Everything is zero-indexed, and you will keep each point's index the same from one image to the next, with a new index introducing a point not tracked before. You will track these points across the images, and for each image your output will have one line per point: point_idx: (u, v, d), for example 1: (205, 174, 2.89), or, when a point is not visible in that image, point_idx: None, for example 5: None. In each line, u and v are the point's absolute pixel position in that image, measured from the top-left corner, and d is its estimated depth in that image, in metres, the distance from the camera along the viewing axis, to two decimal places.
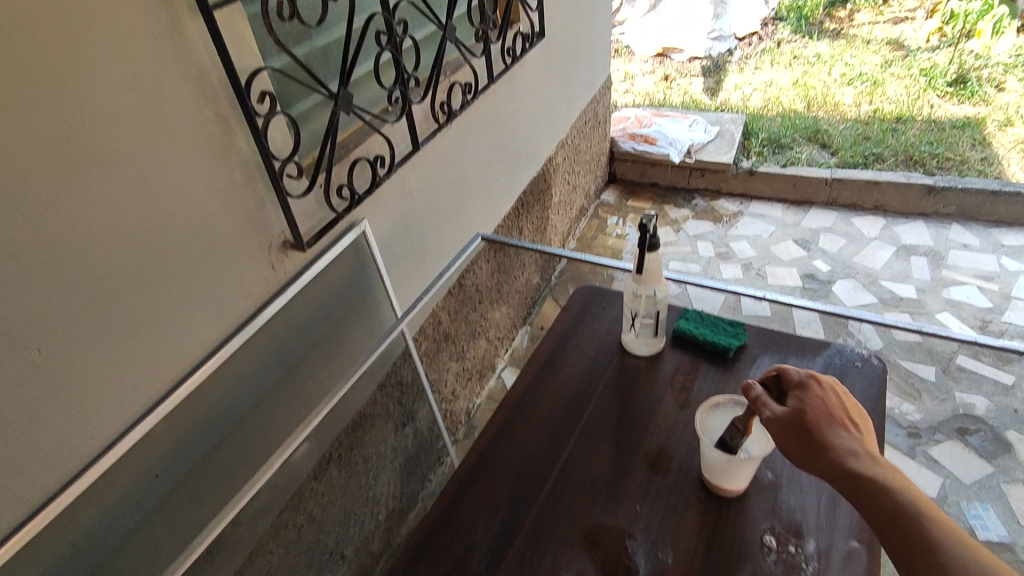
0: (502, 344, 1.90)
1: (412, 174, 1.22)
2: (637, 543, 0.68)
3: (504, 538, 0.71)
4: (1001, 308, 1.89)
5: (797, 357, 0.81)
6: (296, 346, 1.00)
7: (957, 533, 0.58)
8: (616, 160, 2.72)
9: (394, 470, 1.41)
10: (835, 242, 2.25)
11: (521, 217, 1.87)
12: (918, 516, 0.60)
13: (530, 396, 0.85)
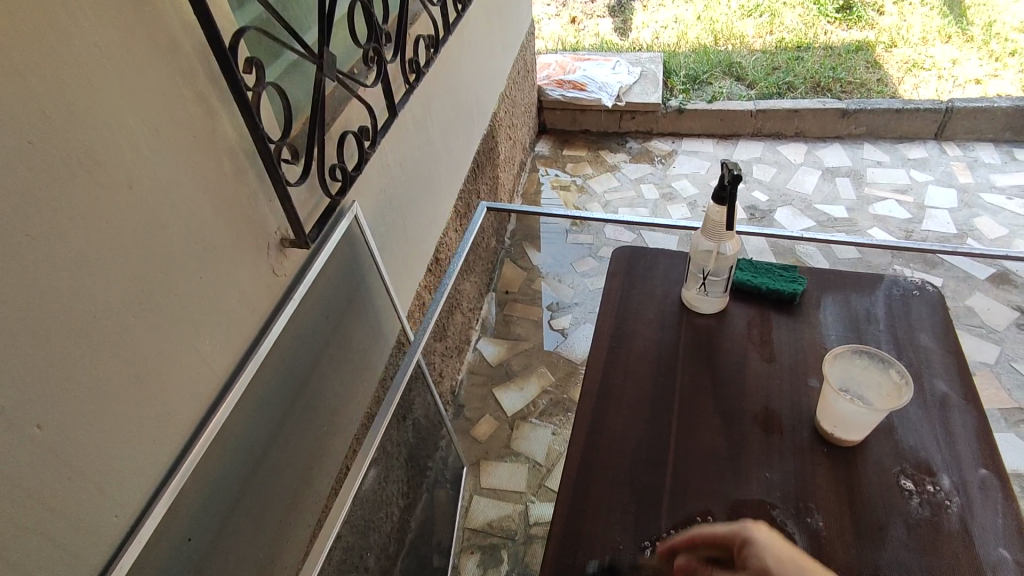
0: (474, 315, 1.82)
1: (388, 144, 1.09)
2: (782, 512, 0.63)
3: (647, 536, 0.63)
4: (919, 218, 2.06)
5: (859, 295, 0.83)
6: (308, 358, 0.87)
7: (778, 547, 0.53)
8: (545, 110, 2.66)
9: (404, 466, 1.29)
10: (767, 171, 2.35)
11: (478, 179, 1.77)
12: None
13: (611, 375, 0.77)
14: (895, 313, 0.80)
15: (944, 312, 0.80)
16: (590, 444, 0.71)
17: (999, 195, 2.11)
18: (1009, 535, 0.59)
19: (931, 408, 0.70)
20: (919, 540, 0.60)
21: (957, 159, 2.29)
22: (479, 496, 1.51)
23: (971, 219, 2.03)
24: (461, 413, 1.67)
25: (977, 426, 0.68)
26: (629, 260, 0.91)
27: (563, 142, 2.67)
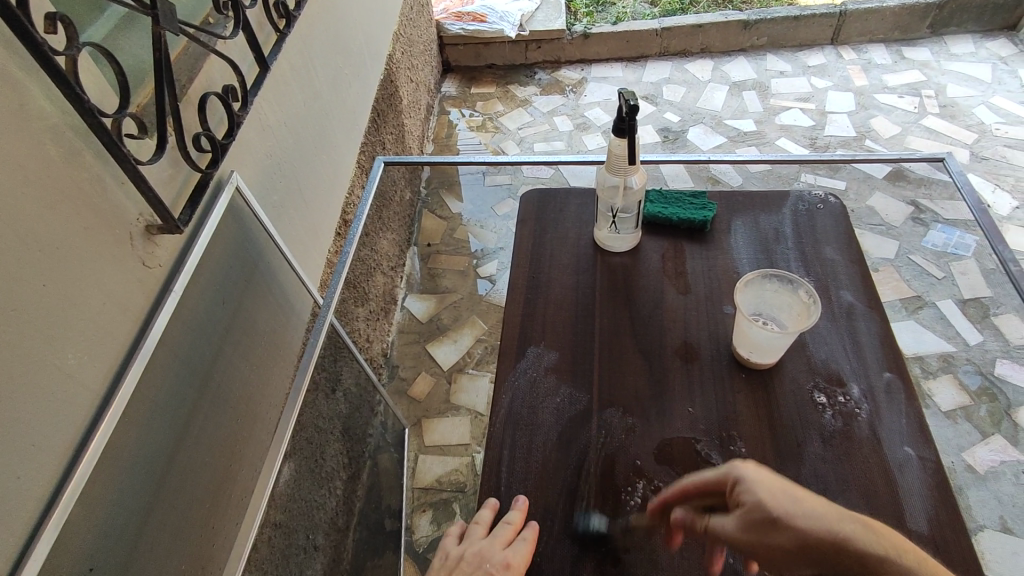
0: (397, 273, 1.76)
1: (264, 103, 0.97)
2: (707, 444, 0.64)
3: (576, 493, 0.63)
4: (822, 124, 2.12)
5: (767, 215, 0.83)
6: (206, 350, 0.79)
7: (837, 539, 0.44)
8: (447, 46, 2.53)
9: (340, 439, 1.25)
10: (676, 91, 2.33)
11: (381, 128, 1.66)
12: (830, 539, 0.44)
13: (528, 327, 0.75)
14: (802, 228, 0.81)
15: (846, 221, 0.82)
16: (513, 404, 0.69)
17: (892, 95, 2.19)
18: (911, 432, 0.62)
19: (839, 319, 0.72)
20: (833, 450, 0.62)
21: (853, 63, 2.35)
22: (424, 454, 1.50)
23: (869, 120, 2.11)
24: (396, 374, 1.63)
25: (881, 331, 0.70)
26: (537, 202, 0.88)
27: (471, 79, 2.55)
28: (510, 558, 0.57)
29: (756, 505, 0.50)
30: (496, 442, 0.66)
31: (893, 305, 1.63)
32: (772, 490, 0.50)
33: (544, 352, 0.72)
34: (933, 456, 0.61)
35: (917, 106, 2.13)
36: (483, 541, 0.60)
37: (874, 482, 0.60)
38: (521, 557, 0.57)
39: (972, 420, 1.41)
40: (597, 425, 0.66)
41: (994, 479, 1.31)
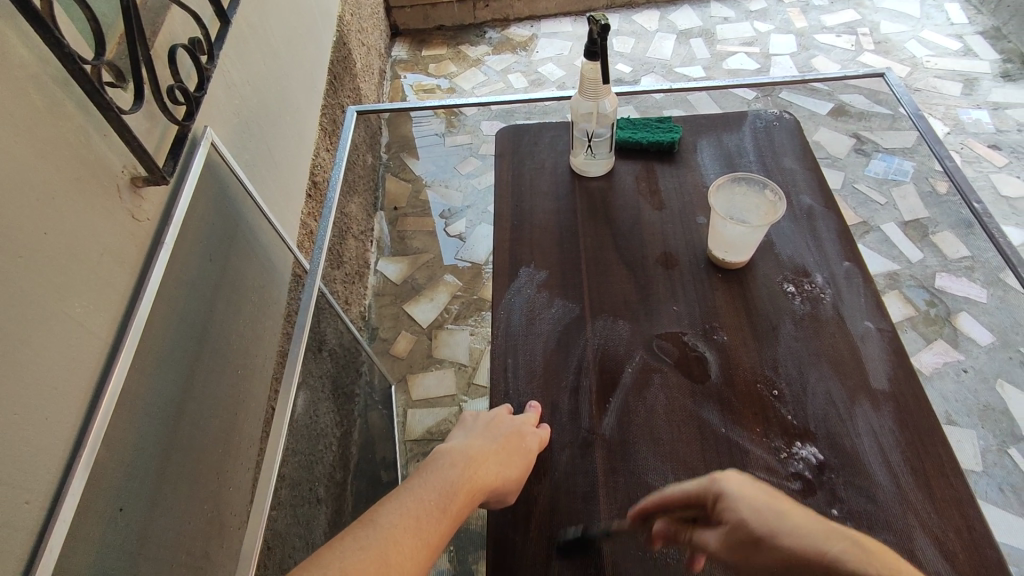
0: (367, 238, 1.76)
1: (228, 59, 0.97)
2: (693, 336, 0.70)
3: (579, 391, 0.67)
4: (767, 66, 2.19)
5: (729, 133, 0.88)
6: (201, 302, 0.81)
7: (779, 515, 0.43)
8: (393, 9, 2.49)
9: (330, 396, 1.27)
10: (626, 42, 2.37)
11: (338, 91, 1.64)
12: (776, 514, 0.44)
13: (517, 251, 0.78)
14: (761, 143, 0.87)
15: (800, 134, 0.88)
16: (511, 321, 0.73)
17: (830, 34, 2.28)
18: (871, 309, 0.70)
19: (800, 219, 0.78)
20: (805, 330, 0.69)
21: (792, 6, 2.43)
22: (413, 408, 1.54)
23: (810, 60, 2.20)
24: (376, 336, 1.65)
25: (839, 228, 0.77)
26: (512, 137, 0.90)
27: (420, 42, 2.52)
28: (537, 427, 0.64)
29: (738, 523, 0.43)
30: (500, 356, 0.70)
31: None
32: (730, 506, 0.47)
33: (535, 271, 0.76)
34: (890, 327, 0.68)
35: (854, 44, 2.23)
36: (507, 409, 0.65)
37: (841, 353, 0.67)
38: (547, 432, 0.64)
39: (917, 329, 1.53)
40: (591, 331, 0.71)
41: (939, 379, 1.44)
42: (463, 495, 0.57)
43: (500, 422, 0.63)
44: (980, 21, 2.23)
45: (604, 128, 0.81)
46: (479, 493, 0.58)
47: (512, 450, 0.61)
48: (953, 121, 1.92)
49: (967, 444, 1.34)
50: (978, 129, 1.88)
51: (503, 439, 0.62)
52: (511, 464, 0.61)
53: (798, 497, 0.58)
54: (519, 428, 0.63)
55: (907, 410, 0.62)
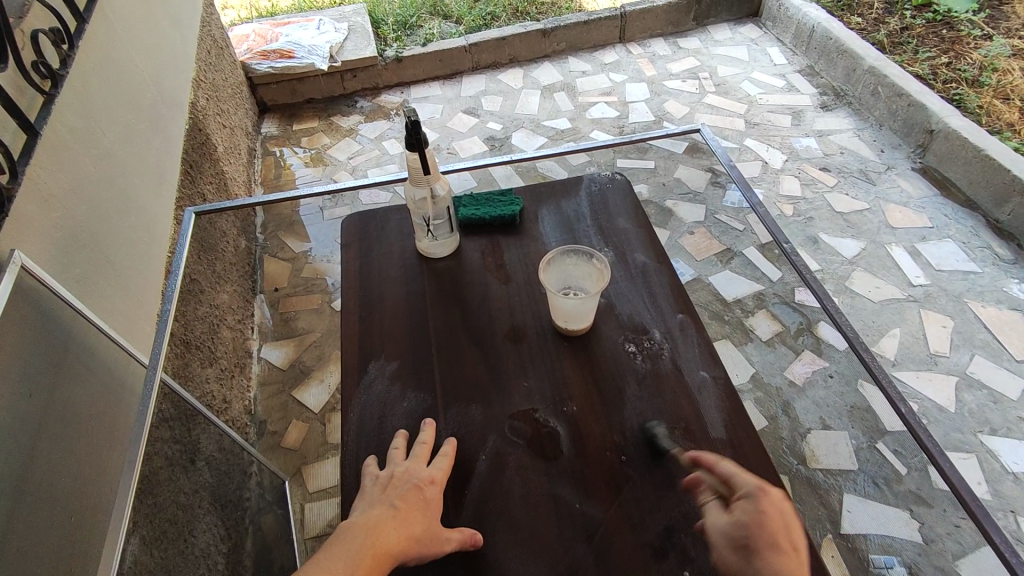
0: (245, 325, 1.68)
1: (42, 171, 0.90)
2: (545, 411, 0.71)
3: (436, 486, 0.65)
4: (626, 113, 2.35)
5: (567, 199, 0.94)
6: (16, 450, 0.73)
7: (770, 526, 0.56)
8: (257, 86, 2.45)
9: (208, 510, 1.19)
10: (495, 101, 2.46)
11: (197, 179, 1.58)
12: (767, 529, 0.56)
13: (366, 343, 0.78)
14: (596, 208, 0.93)
15: (630, 190, 0.95)
16: (364, 418, 0.71)
17: (677, 81, 2.49)
18: (706, 359, 0.74)
19: (637, 276, 0.84)
20: (648, 388, 0.72)
21: (641, 57, 2.64)
22: (310, 502, 1.43)
23: (662, 104, 2.38)
24: (265, 430, 1.56)
25: (671, 282, 0.83)
26: (358, 223, 0.92)
27: (291, 116, 2.50)
28: (432, 474, 0.64)
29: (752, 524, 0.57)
30: (355, 461, 0.67)
31: (708, 261, 1.87)
32: (769, 524, 0.56)
33: (384, 360, 0.76)
34: (724, 377, 0.73)
35: (697, 87, 2.45)
36: (403, 463, 0.65)
37: (684, 407, 0.70)
38: (441, 475, 0.64)
39: (786, 344, 1.65)
40: (446, 419, 0.70)
41: (810, 388, 1.55)
42: (368, 560, 0.57)
43: (396, 481, 0.63)
44: (797, 61, 2.52)
45: (442, 212, 0.83)
46: (387, 558, 0.57)
47: (410, 508, 0.61)
48: (789, 150, 2.13)
49: (843, 446, 1.42)
50: (809, 155, 2.11)
51: (402, 499, 0.61)
52: (412, 520, 0.60)
53: (652, 564, 0.59)
54: (416, 483, 0.63)
55: (745, 454, 0.66)
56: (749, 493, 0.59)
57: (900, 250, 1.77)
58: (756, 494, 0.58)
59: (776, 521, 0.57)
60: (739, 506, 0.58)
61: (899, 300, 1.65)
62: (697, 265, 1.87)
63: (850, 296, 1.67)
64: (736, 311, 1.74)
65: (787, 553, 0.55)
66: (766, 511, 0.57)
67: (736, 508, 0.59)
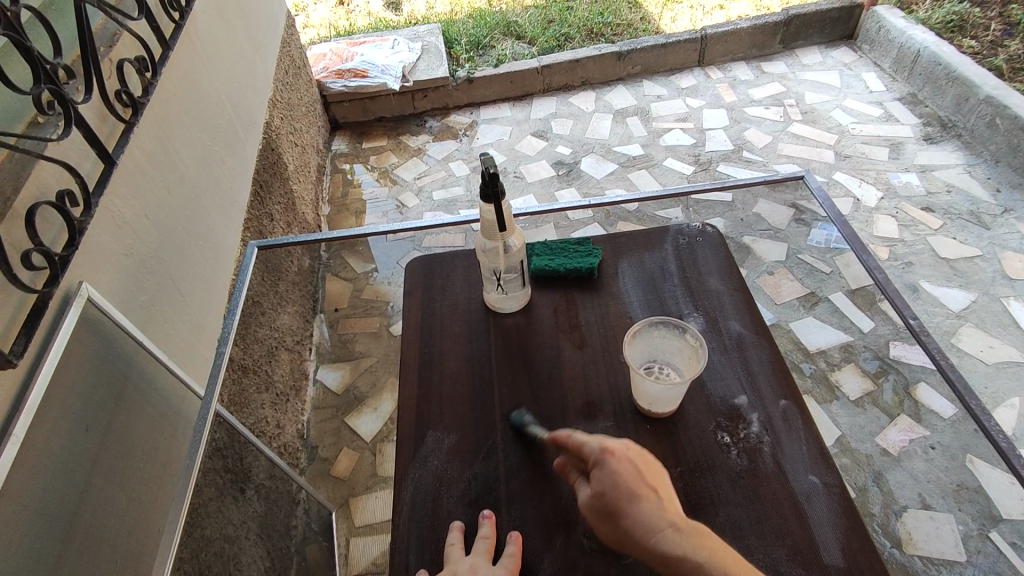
0: (303, 346, 1.67)
1: (117, 198, 0.90)
2: None
3: None
4: (702, 141, 2.23)
5: (650, 254, 0.93)
6: (69, 489, 0.71)
7: (643, 502, 0.57)
8: (331, 104, 2.49)
9: (255, 541, 1.15)
10: (565, 124, 2.41)
11: (267, 199, 1.59)
12: (636, 501, 0.57)
13: (426, 408, 0.78)
14: (684, 263, 0.92)
15: (721, 248, 0.94)
16: (418, 497, 0.70)
17: (759, 107, 2.35)
18: (814, 461, 0.69)
19: (731, 350, 0.80)
20: (746, 496, 0.66)
21: (721, 81, 2.52)
22: (356, 536, 1.39)
23: (742, 132, 2.25)
24: (315, 456, 1.53)
25: (770, 357, 0.79)
26: (423, 272, 0.94)
27: (361, 134, 2.52)
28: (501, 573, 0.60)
29: (603, 491, 0.58)
30: (406, 542, 0.66)
31: (791, 306, 1.74)
32: (624, 481, 0.58)
33: (444, 428, 0.75)
34: (836, 482, 0.67)
35: (781, 115, 2.30)
36: (464, 561, 0.62)
37: (787, 517, 0.65)
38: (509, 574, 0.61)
39: (878, 405, 1.49)
40: (507, 507, 0.68)
41: (907, 459, 1.38)
42: None
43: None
44: (897, 88, 2.33)
45: (513, 266, 0.83)
46: None
47: None
48: (885, 186, 1.96)
49: (945, 531, 1.27)
50: (909, 192, 1.92)
51: None
52: None
53: None
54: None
55: None
56: (600, 461, 0.61)
57: (1018, 305, 1.58)
58: (605, 457, 0.60)
59: (651, 475, 0.59)
60: (597, 474, 0.60)
61: (1016, 363, 1.46)
62: (777, 309, 1.73)
63: (957, 354, 1.50)
64: (819, 362, 1.61)
65: (651, 496, 0.57)
66: (618, 472, 0.59)
67: (593, 480, 0.60)
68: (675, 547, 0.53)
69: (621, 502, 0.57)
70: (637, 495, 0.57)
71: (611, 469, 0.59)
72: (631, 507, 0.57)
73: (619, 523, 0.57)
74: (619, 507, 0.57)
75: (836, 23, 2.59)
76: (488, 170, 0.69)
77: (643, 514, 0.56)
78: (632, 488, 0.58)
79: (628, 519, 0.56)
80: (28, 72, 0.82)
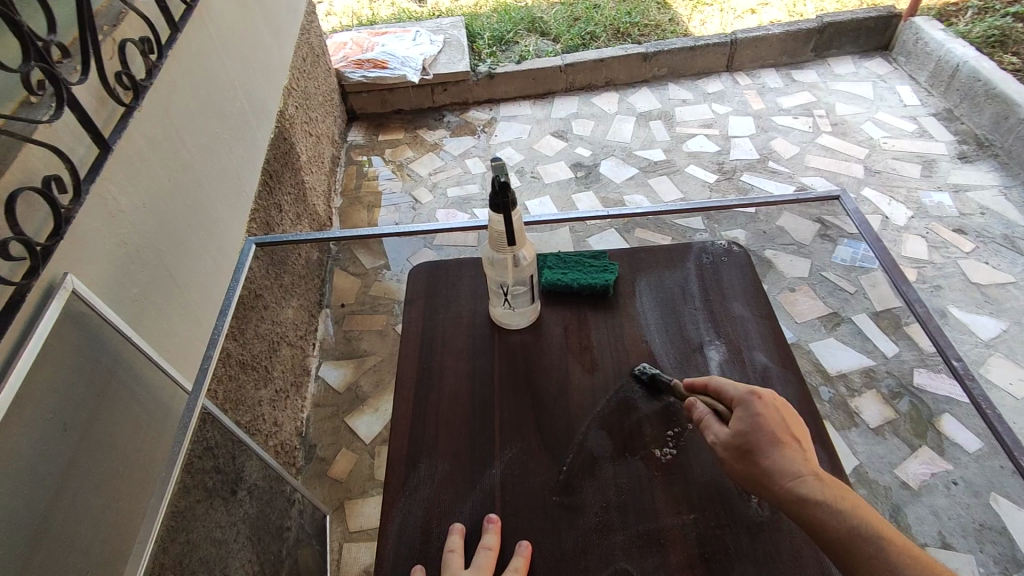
0: (307, 341, 1.63)
1: (112, 185, 0.86)
2: (628, 558, 0.64)
3: None
4: (727, 149, 2.16)
5: (671, 272, 0.91)
6: (40, 492, 0.67)
7: (806, 476, 0.61)
8: (349, 94, 2.46)
9: (244, 545, 1.11)
10: (586, 126, 2.34)
11: (276, 190, 1.55)
12: (764, 444, 0.64)
13: (421, 429, 0.76)
14: (708, 284, 0.89)
15: (747, 269, 0.91)
16: (405, 525, 0.68)
17: (788, 116, 2.27)
18: None
19: (756, 382, 0.78)
20: (765, 552, 0.63)
21: (749, 88, 2.44)
22: (349, 541, 1.36)
23: (769, 142, 2.17)
24: (313, 455, 1.50)
25: (797, 393, 0.76)
26: (430, 277, 0.92)
27: (378, 126, 2.48)
28: None
29: (742, 431, 0.65)
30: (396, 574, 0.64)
31: (810, 324, 1.60)
32: (767, 420, 0.65)
33: (439, 452, 0.73)
34: None
35: (811, 125, 2.22)
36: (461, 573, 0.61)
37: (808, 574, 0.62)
38: None
39: (900, 436, 1.38)
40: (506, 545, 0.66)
41: (928, 494, 1.31)
42: None
43: None
44: (933, 103, 2.24)
45: (523, 280, 0.80)
46: None
47: None
48: (916, 205, 1.87)
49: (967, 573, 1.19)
50: (942, 212, 1.84)
51: None
52: None
53: None
54: None
55: None
56: (741, 399, 0.67)
57: None
58: (751, 402, 0.66)
59: (792, 416, 0.67)
60: (742, 415, 0.66)
61: None
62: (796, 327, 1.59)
63: (985, 386, 1.42)
64: (838, 387, 1.48)
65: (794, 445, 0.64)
66: (762, 414, 0.65)
67: (734, 419, 0.67)
68: (816, 499, 0.59)
69: (765, 464, 0.63)
70: (782, 443, 0.63)
71: (755, 412, 0.66)
72: (777, 454, 0.63)
73: (758, 462, 0.63)
74: (760, 452, 0.63)
75: (872, 32, 2.50)
76: (502, 178, 0.64)
77: (788, 461, 0.62)
78: (776, 434, 0.64)
79: (767, 460, 0.63)
80: (23, 48, 0.78)
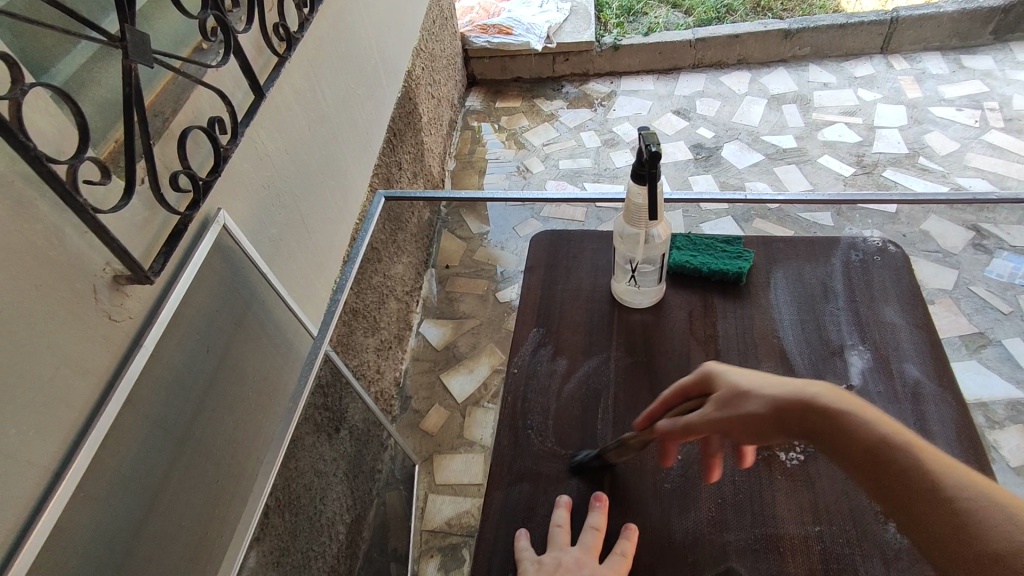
0: (413, 297, 1.68)
1: (262, 131, 0.91)
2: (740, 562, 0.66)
3: None
4: (870, 140, 1.97)
5: (812, 266, 0.88)
6: (186, 403, 0.75)
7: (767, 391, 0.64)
8: (471, 59, 2.48)
9: (341, 480, 1.18)
10: (711, 105, 2.22)
11: (398, 147, 1.59)
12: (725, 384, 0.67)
13: (535, 402, 0.79)
14: (855, 283, 0.86)
15: (902, 272, 0.86)
16: (513, 493, 0.72)
17: (949, 108, 2.02)
18: None
19: (904, 396, 0.74)
20: None
21: (905, 73, 2.19)
22: (434, 494, 1.42)
23: (923, 135, 1.95)
24: (408, 407, 1.56)
25: (953, 416, 0.72)
26: (550, 250, 0.94)
27: (496, 93, 2.48)
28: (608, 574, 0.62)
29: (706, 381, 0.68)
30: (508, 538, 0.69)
31: (951, 343, 1.43)
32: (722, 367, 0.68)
33: (552, 428, 0.77)
34: None
35: (977, 120, 1.96)
36: (570, 552, 0.65)
37: None
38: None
39: None
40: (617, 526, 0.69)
41: None
42: None
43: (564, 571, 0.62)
44: None
45: (653, 259, 0.79)
46: None
47: None
48: None
49: None
50: None
51: None
52: None
53: None
54: None
55: None
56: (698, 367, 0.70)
57: None
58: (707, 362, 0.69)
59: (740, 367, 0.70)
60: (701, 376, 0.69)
61: None
62: None
63: None
64: (976, 416, 1.32)
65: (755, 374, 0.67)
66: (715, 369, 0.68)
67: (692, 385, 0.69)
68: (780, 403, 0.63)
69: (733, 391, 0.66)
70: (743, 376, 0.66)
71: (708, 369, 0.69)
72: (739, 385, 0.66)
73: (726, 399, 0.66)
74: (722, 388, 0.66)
75: None
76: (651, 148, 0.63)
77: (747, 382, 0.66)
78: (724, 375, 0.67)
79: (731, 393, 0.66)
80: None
